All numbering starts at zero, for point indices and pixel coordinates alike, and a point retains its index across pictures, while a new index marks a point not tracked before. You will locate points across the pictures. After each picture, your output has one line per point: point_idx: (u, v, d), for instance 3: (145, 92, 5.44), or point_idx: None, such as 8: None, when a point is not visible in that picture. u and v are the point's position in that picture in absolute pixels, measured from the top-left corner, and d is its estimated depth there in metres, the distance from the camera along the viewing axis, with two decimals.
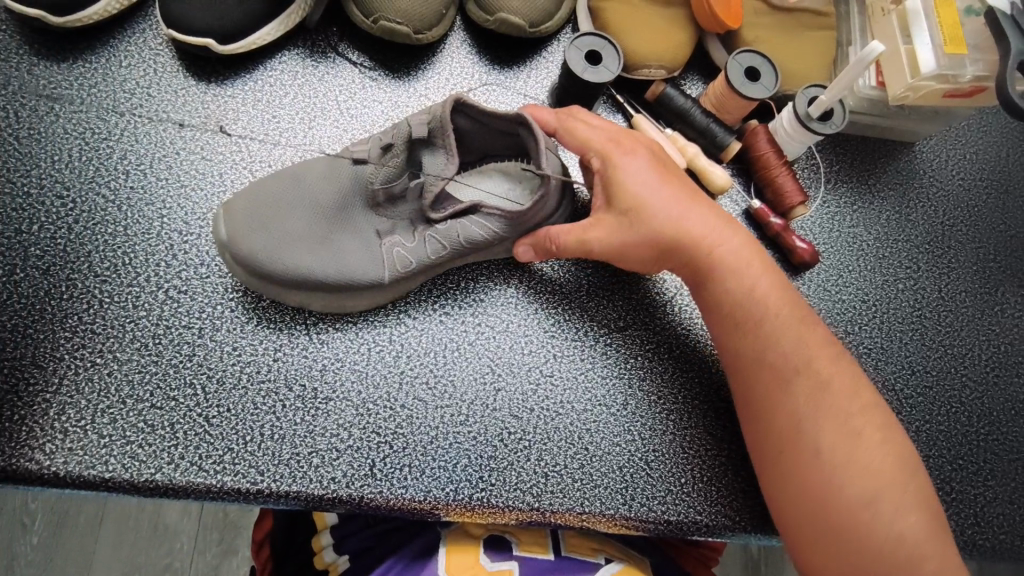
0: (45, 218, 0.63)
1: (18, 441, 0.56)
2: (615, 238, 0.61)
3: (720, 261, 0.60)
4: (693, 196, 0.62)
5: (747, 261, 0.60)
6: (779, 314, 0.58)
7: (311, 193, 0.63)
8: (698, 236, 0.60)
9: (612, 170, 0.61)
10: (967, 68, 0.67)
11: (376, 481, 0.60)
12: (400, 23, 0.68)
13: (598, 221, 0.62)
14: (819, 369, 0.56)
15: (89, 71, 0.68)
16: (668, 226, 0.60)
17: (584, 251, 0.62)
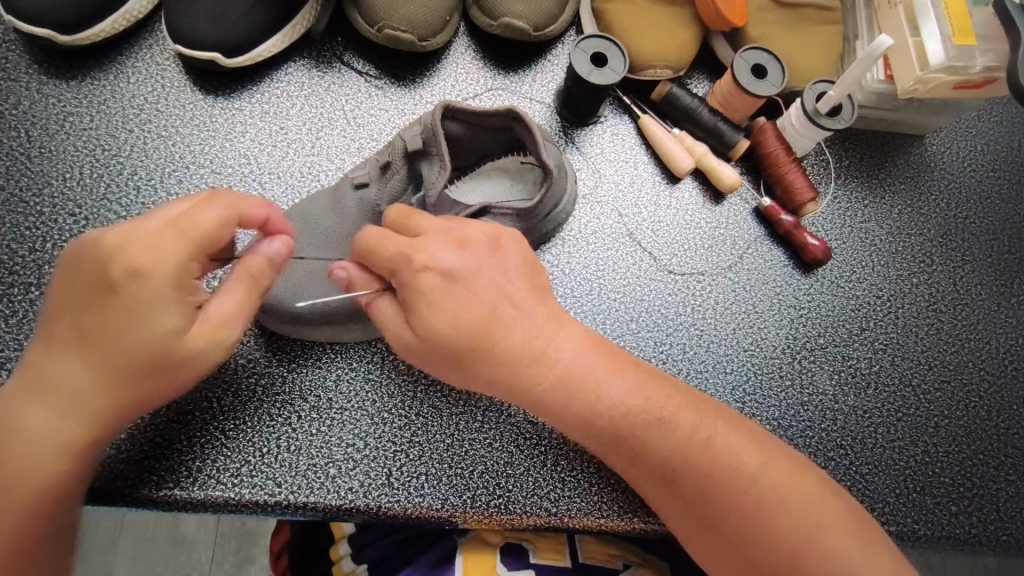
0: (58, 235, 0.63)
1: None
2: (431, 352, 0.53)
3: (520, 342, 0.53)
4: (468, 271, 0.52)
5: (533, 317, 0.54)
6: (568, 361, 0.53)
7: (323, 231, 0.63)
8: (545, 351, 0.53)
9: (423, 285, 0.51)
10: (976, 58, 0.67)
11: (393, 490, 0.60)
12: (405, 31, 0.69)
13: (426, 349, 0.53)
14: (591, 389, 0.53)
15: (98, 88, 0.68)
16: (540, 345, 0.53)
17: (425, 363, 0.54)
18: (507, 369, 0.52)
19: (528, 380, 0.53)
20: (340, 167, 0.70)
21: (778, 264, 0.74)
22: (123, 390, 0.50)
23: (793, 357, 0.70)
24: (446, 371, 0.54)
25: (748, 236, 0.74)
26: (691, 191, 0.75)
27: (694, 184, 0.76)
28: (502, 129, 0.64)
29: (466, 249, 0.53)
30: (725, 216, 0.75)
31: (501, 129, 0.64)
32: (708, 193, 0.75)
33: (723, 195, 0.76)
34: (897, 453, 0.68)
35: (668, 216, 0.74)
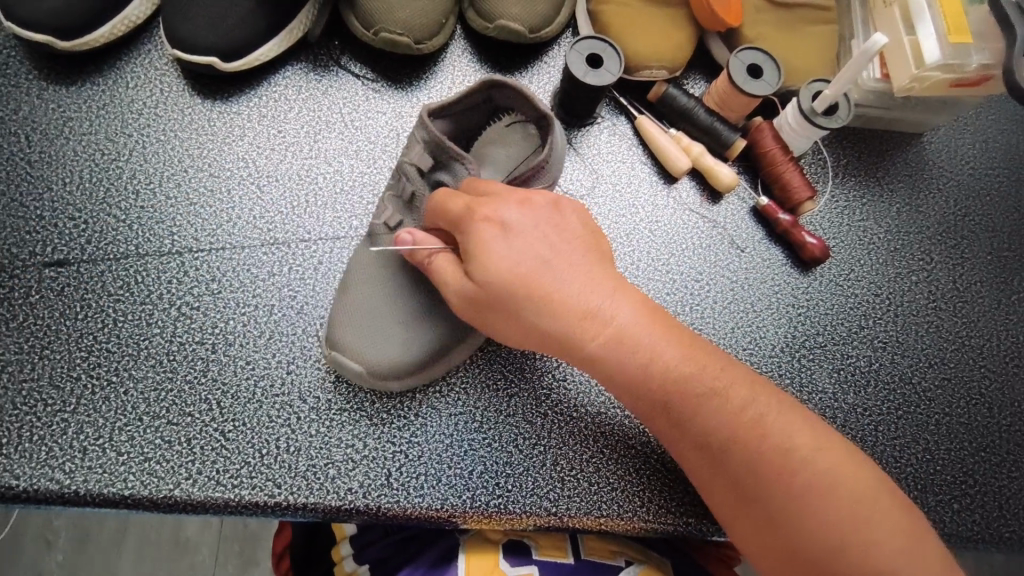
0: (58, 239, 0.64)
1: (39, 462, 0.57)
2: (488, 303, 0.53)
3: (573, 300, 0.52)
4: (529, 231, 0.53)
5: (588, 280, 0.53)
6: (625, 324, 0.53)
7: (374, 272, 0.64)
8: (604, 313, 0.53)
9: (483, 235, 0.52)
10: (971, 56, 0.67)
11: (392, 491, 0.60)
12: (401, 34, 0.69)
13: (479, 299, 0.53)
14: (648, 350, 0.53)
15: (98, 94, 0.69)
16: (597, 311, 0.53)
17: (478, 317, 0.55)
18: (562, 326, 0.52)
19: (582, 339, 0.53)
20: (338, 169, 0.70)
21: (777, 263, 0.74)
22: None
23: (792, 356, 0.70)
24: (502, 324, 0.54)
25: (747, 234, 0.74)
26: (689, 191, 0.75)
27: (692, 183, 0.76)
28: (481, 103, 0.64)
29: (527, 210, 0.54)
30: (723, 215, 0.75)
31: (482, 106, 0.65)
32: (705, 192, 0.75)
33: (721, 194, 0.76)
34: (898, 450, 0.68)
35: (667, 215, 0.74)
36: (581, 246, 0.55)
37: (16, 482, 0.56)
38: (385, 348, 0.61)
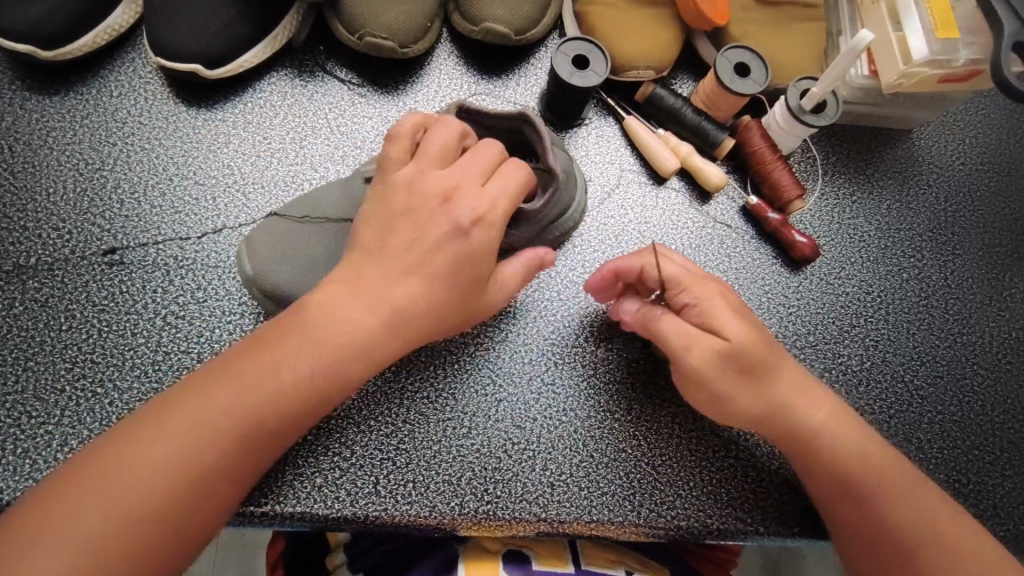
0: (42, 250, 0.63)
1: (23, 474, 0.56)
2: (726, 364, 0.55)
3: (789, 382, 0.57)
4: (746, 310, 0.58)
5: (757, 338, 0.57)
6: (832, 418, 0.57)
7: (325, 206, 0.63)
8: (771, 363, 0.56)
9: (715, 302, 0.57)
10: (959, 51, 0.67)
11: (380, 499, 0.60)
12: (385, 38, 0.69)
13: (723, 363, 0.55)
14: (841, 436, 0.56)
15: (81, 103, 0.68)
16: (758, 363, 0.56)
17: (711, 382, 0.56)
18: (781, 399, 0.56)
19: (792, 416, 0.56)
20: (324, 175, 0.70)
21: (767, 262, 0.73)
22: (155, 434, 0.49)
23: None
24: (728, 390, 0.56)
25: (736, 235, 0.74)
26: (677, 191, 0.75)
27: (680, 184, 0.75)
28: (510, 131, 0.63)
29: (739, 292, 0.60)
30: (711, 215, 0.75)
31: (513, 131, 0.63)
32: (694, 192, 0.75)
33: (710, 194, 0.75)
34: None
35: (655, 216, 0.74)
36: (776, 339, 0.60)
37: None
38: (276, 264, 0.60)
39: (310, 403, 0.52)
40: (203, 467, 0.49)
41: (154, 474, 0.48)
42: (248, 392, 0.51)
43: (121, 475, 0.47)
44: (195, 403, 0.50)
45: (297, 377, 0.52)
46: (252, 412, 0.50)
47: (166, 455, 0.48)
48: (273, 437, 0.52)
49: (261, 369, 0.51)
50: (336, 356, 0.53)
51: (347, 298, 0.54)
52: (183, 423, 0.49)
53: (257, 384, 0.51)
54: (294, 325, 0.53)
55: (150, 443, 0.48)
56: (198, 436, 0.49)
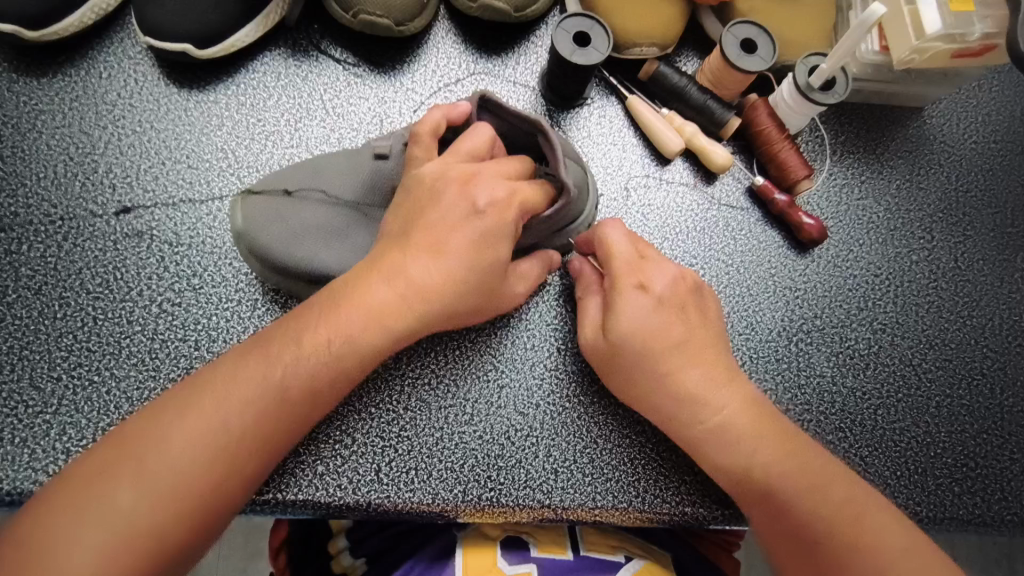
0: (34, 236, 0.62)
1: (22, 464, 0.56)
2: (629, 355, 0.57)
3: (697, 381, 0.55)
4: (671, 305, 0.57)
5: (665, 320, 0.57)
6: (736, 419, 0.54)
7: (325, 179, 0.60)
8: (681, 347, 0.56)
9: (628, 298, 0.57)
10: (974, 24, 0.65)
11: (382, 486, 0.59)
12: (381, 16, 0.67)
13: (622, 357, 0.57)
14: (745, 438, 0.54)
15: (70, 85, 0.66)
16: (662, 347, 0.56)
17: (610, 373, 0.58)
18: (683, 394, 0.55)
19: (694, 411, 0.55)
20: None
21: (773, 245, 0.72)
22: (161, 433, 0.46)
23: (789, 340, 0.68)
24: (629, 384, 0.57)
25: (742, 217, 0.72)
26: (682, 172, 0.73)
27: (685, 165, 0.74)
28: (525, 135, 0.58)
29: (680, 282, 0.59)
30: (717, 197, 0.73)
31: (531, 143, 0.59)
32: (699, 173, 0.73)
33: (715, 175, 0.73)
34: (897, 434, 0.67)
35: (659, 198, 0.72)
36: (715, 334, 0.59)
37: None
38: (275, 237, 0.59)
39: (335, 376, 0.51)
40: (240, 442, 0.47)
41: (180, 465, 0.45)
42: (276, 364, 0.49)
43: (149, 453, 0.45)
44: (227, 380, 0.48)
45: (329, 352, 0.50)
46: (289, 387, 0.49)
47: (189, 446, 0.46)
48: (301, 407, 0.50)
49: (287, 344, 0.50)
50: (348, 339, 0.51)
51: (374, 279, 0.52)
52: (202, 417, 0.47)
53: (287, 361, 0.49)
54: (322, 303, 0.52)
55: (179, 422, 0.46)
56: (222, 426, 0.47)
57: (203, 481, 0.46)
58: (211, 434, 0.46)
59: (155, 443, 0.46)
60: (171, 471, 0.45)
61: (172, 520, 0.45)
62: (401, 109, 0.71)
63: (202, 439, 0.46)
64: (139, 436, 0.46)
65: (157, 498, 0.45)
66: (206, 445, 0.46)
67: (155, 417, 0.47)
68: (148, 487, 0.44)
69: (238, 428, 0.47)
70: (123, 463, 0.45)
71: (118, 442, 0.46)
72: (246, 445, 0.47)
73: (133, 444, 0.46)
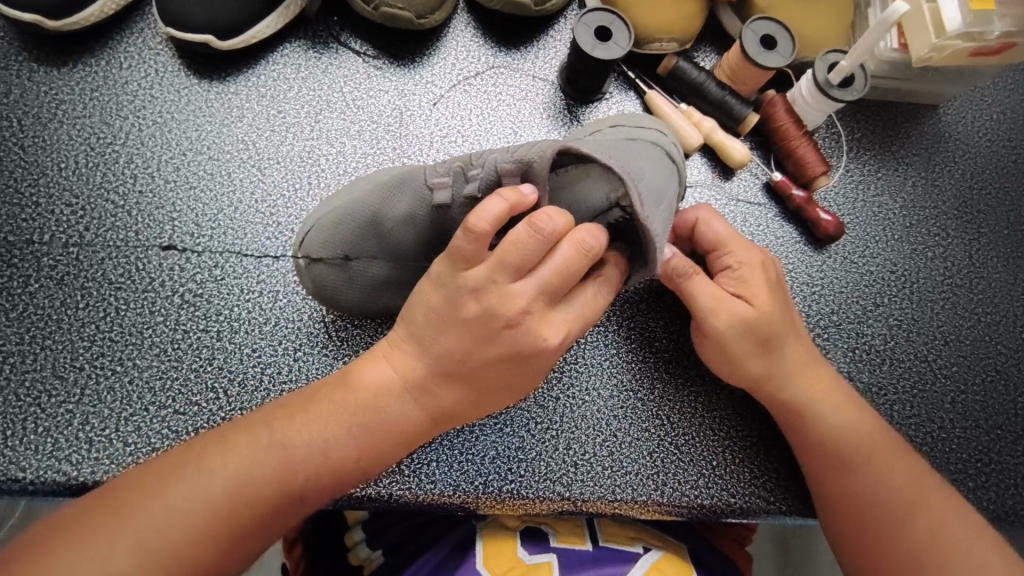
0: (55, 226, 0.62)
1: (45, 453, 0.56)
2: (754, 327, 0.57)
3: (801, 360, 0.59)
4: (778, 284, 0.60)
5: (780, 300, 0.59)
6: (824, 394, 0.59)
7: (385, 232, 0.53)
8: (792, 326, 0.59)
9: (749, 275, 0.59)
10: (994, 23, 0.65)
11: (403, 478, 0.60)
12: (402, 8, 0.67)
13: (748, 330, 0.57)
14: (837, 413, 0.58)
15: (90, 75, 0.66)
16: (780, 321, 0.58)
17: (729, 344, 0.58)
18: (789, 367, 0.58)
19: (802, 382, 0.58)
20: (340, 150, 0.68)
21: (790, 240, 0.72)
22: (185, 475, 0.46)
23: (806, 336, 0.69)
24: (747, 356, 0.58)
25: (759, 212, 0.73)
26: (700, 167, 0.74)
27: (703, 160, 0.74)
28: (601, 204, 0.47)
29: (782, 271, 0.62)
30: (734, 192, 0.73)
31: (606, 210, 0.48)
32: (717, 168, 0.74)
33: (733, 171, 0.74)
34: (912, 430, 0.67)
35: None
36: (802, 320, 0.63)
37: (23, 474, 0.55)
38: (338, 284, 0.56)
39: (351, 459, 0.48)
40: (239, 520, 0.45)
41: (193, 512, 0.44)
42: (306, 423, 0.48)
43: (168, 495, 0.45)
44: (239, 450, 0.46)
45: (352, 436, 0.48)
46: (294, 466, 0.47)
47: (208, 492, 0.45)
48: (334, 476, 0.48)
49: (331, 399, 0.49)
50: (379, 407, 0.49)
51: (411, 358, 0.49)
52: (224, 464, 0.46)
53: (321, 416, 0.48)
54: (353, 375, 0.50)
55: (182, 486, 0.45)
56: (242, 480, 0.46)
57: (210, 535, 0.44)
58: (230, 485, 0.45)
59: (175, 485, 0.45)
60: (182, 517, 0.44)
61: (174, 566, 0.43)
62: (421, 102, 0.71)
63: (221, 488, 0.45)
64: (162, 475, 0.46)
65: (127, 560, 0.42)
66: (224, 495, 0.45)
67: (184, 459, 0.46)
68: (157, 531, 0.43)
69: (258, 481, 0.46)
70: (137, 502, 0.44)
71: (141, 480, 0.46)
72: (266, 501, 0.46)
73: (153, 483, 0.45)
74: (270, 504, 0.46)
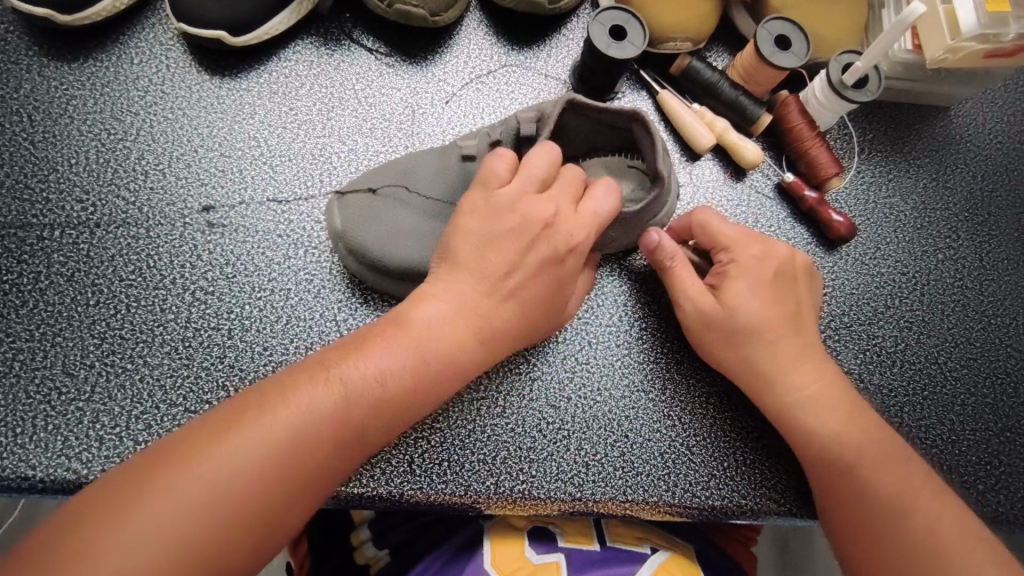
0: (65, 222, 0.61)
1: (54, 452, 0.55)
2: (718, 321, 0.59)
3: (784, 353, 0.57)
4: (778, 281, 0.60)
5: (762, 294, 0.59)
6: (827, 391, 0.56)
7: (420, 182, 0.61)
8: (774, 319, 0.58)
9: (736, 273, 0.60)
10: (1010, 25, 0.65)
11: (414, 477, 0.59)
12: (416, 6, 0.67)
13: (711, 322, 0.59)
14: (823, 408, 0.56)
15: (101, 70, 0.66)
16: (752, 314, 0.58)
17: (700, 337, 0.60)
18: (780, 364, 0.57)
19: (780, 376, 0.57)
20: (352, 148, 0.67)
21: (802, 241, 0.72)
22: (250, 421, 0.44)
23: None
24: (714, 346, 0.59)
25: (770, 213, 0.73)
26: (712, 167, 0.73)
27: (714, 160, 0.74)
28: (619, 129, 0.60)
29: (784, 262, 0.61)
30: (746, 193, 0.73)
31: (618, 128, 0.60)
32: (728, 169, 0.73)
33: (745, 171, 0.74)
34: (923, 432, 0.67)
35: (689, 193, 0.72)
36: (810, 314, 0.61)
37: (32, 472, 0.55)
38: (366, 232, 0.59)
39: (413, 391, 0.49)
40: (307, 464, 0.44)
41: (263, 455, 0.43)
42: (367, 364, 0.48)
43: (236, 443, 0.43)
44: (305, 391, 0.46)
45: (413, 373, 0.49)
46: (355, 407, 0.47)
47: (275, 436, 0.44)
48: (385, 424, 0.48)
49: (387, 342, 0.49)
50: (440, 348, 0.50)
51: (460, 282, 0.52)
52: (292, 409, 0.45)
53: (374, 363, 0.48)
54: (405, 317, 0.51)
55: (247, 430, 0.44)
56: (310, 420, 0.45)
57: (287, 475, 0.43)
58: (299, 426, 0.45)
59: (243, 432, 0.44)
60: (251, 463, 0.43)
61: (250, 512, 0.42)
62: (432, 100, 0.70)
63: (289, 431, 0.44)
64: (226, 423, 0.44)
65: (199, 510, 0.41)
66: (293, 438, 0.44)
67: (246, 409, 0.45)
68: (232, 476, 0.42)
69: (325, 422, 0.45)
70: (206, 452, 0.42)
71: (205, 430, 0.44)
72: (333, 443, 0.45)
73: (220, 429, 0.44)
74: (340, 445, 0.46)
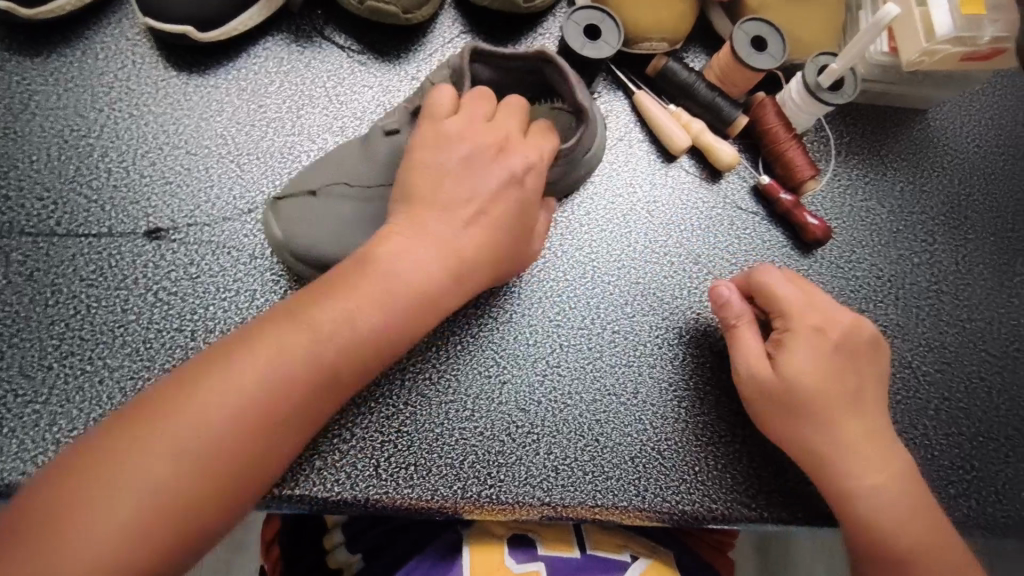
0: (26, 221, 0.60)
1: (10, 455, 0.54)
2: (774, 395, 0.58)
3: (855, 433, 0.57)
4: (851, 355, 0.59)
5: (842, 376, 0.58)
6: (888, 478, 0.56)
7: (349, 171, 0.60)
8: (849, 402, 0.57)
9: (796, 344, 0.58)
10: (985, 28, 0.65)
11: (381, 482, 0.59)
12: (388, 3, 0.66)
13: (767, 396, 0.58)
14: (875, 491, 0.56)
15: (65, 66, 0.65)
16: (822, 399, 0.57)
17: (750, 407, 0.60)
18: (850, 446, 0.56)
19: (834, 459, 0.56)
20: (322, 147, 0.66)
21: (777, 244, 0.71)
22: (213, 375, 0.45)
23: None
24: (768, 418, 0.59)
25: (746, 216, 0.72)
26: (688, 169, 0.73)
27: (690, 162, 0.73)
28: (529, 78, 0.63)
29: (852, 333, 0.60)
30: (722, 196, 0.72)
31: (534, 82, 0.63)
32: (704, 170, 0.73)
33: (721, 173, 0.73)
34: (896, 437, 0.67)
35: (665, 194, 0.72)
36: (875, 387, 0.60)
37: None
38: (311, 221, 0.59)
39: (381, 332, 0.49)
40: (276, 412, 0.45)
41: (230, 405, 0.44)
42: (335, 306, 0.48)
43: (200, 399, 0.44)
44: (272, 336, 0.47)
45: (382, 308, 0.49)
46: (324, 348, 0.47)
47: (243, 385, 0.45)
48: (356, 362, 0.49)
49: (354, 278, 0.49)
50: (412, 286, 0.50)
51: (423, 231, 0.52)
52: (259, 356, 0.46)
53: (341, 302, 0.48)
54: (371, 253, 0.51)
55: (213, 383, 0.45)
56: (275, 362, 0.46)
57: (260, 417, 0.45)
58: (268, 373, 0.45)
59: (209, 385, 0.44)
60: (220, 416, 0.44)
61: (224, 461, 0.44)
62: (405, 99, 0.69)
63: (255, 379, 0.45)
64: (190, 379, 0.45)
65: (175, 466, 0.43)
66: (262, 386, 0.45)
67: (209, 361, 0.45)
68: (202, 431, 0.43)
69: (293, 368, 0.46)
70: (175, 406, 0.44)
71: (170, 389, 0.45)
72: (304, 379, 0.46)
73: (187, 384, 0.45)
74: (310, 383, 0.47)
